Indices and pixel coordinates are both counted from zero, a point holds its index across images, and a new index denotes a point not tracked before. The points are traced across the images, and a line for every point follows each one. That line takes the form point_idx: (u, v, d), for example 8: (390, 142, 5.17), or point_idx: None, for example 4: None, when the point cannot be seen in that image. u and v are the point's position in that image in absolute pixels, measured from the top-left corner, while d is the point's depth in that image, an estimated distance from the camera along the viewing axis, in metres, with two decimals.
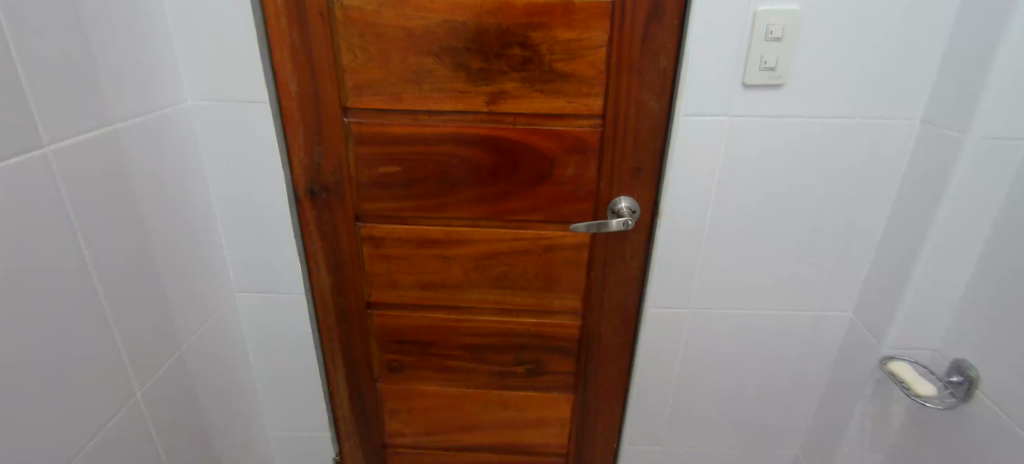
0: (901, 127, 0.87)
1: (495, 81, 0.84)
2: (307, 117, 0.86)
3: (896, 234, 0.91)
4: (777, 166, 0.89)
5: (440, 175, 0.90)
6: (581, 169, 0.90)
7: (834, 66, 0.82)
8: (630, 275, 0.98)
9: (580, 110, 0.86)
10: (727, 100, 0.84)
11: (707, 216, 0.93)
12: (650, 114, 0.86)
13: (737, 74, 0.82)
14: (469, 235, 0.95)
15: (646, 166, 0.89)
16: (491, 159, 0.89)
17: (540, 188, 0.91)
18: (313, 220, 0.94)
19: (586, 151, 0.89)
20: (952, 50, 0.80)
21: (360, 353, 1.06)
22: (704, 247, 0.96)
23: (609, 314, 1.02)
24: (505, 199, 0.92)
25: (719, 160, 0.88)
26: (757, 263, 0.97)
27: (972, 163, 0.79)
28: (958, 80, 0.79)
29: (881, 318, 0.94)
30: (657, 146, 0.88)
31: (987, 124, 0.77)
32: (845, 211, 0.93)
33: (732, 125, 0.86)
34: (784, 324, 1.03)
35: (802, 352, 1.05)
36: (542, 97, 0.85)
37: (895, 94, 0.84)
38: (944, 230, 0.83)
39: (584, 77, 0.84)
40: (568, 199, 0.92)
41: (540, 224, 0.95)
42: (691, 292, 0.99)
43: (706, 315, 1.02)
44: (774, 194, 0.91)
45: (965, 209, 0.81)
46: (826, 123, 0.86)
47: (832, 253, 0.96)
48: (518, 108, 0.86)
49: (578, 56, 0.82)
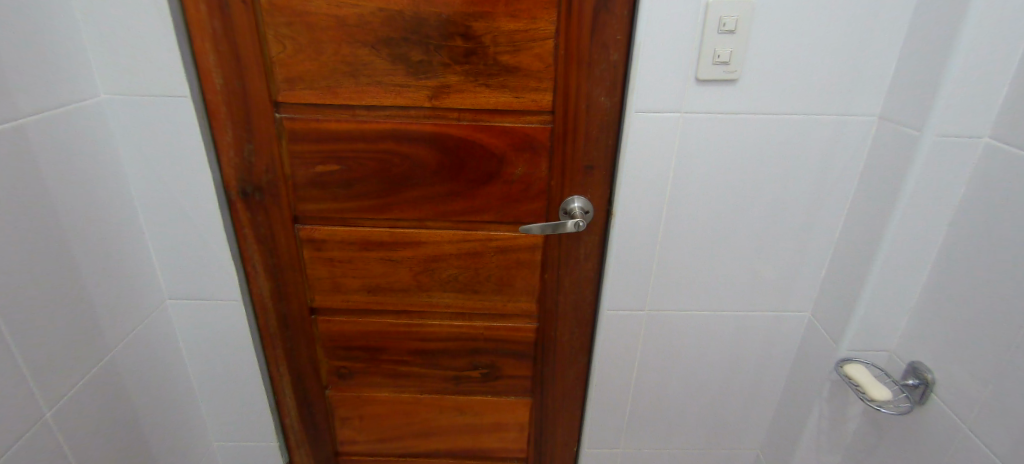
0: (858, 124, 0.84)
1: (436, 75, 0.79)
2: (235, 112, 0.80)
3: (852, 235, 0.89)
4: (733, 164, 0.86)
5: (382, 173, 0.85)
6: (531, 167, 0.86)
7: (789, 62, 0.79)
8: (586, 276, 0.95)
9: (528, 106, 0.82)
10: (681, 96, 0.80)
11: (662, 216, 0.89)
12: (600, 110, 0.82)
13: (690, 68, 0.78)
14: (416, 238, 0.90)
15: (598, 164, 0.86)
16: (437, 156, 0.84)
17: (489, 187, 0.87)
18: (247, 222, 0.88)
19: (536, 149, 0.85)
20: (910, 44, 0.77)
21: (307, 360, 1.01)
22: (660, 247, 0.93)
23: (566, 317, 0.99)
24: (453, 198, 0.88)
25: (673, 158, 0.85)
26: (715, 263, 0.95)
27: (930, 164, 0.76)
28: (914, 77, 0.76)
29: (839, 320, 0.92)
30: (610, 144, 0.84)
31: (944, 123, 0.74)
32: (803, 209, 0.90)
33: (686, 122, 0.82)
34: (743, 326, 1.01)
35: (762, 352, 1.03)
36: (487, 91, 0.80)
37: (852, 90, 0.81)
38: (903, 230, 0.81)
39: (530, 71, 0.79)
40: (519, 198, 0.88)
41: (491, 224, 0.91)
42: (648, 293, 0.96)
43: (664, 318, 0.99)
44: (731, 193, 0.88)
45: (923, 209, 0.79)
46: (783, 120, 0.83)
47: (790, 253, 0.94)
48: (462, 104, 0.81)
49: (523, 49, 0.78)
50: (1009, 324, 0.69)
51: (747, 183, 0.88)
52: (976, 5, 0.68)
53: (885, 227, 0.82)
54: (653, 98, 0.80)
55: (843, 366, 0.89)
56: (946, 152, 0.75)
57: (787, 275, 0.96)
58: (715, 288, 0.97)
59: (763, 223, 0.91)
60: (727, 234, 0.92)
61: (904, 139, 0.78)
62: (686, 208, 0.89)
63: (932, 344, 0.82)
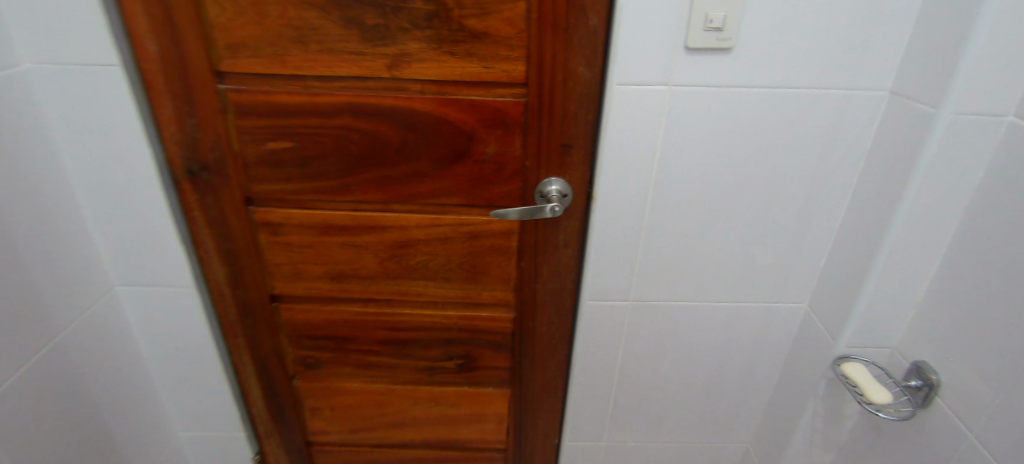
0: (866, 99, 0.75)
1: (394, 42, 0.71)
2: (174, 83, 0.73)
3: (855, 222, 0.81)
4: (726, 143, 0.78)
5: (340, 152, 0.78)
6: (504, 145, 0.78)
7: (791, 28, 0.70)
8: (565, 264, 0.88)
9: (499, 77, 0.73)
10: (669, 65, 0.72)
11: (648, 198, 0.83)
12: (579, 82, 0.73)
13: (679, 35, 0.70)
14: (381, 222, 0.84)
15: (577, 142, 0.78)
16: (399, 133, 0.77)
17: (458, 167, 0.80)
18: (196, 204, 0.81)
19: (508, 125, 0.77)
20: (929, 6, 0.68)
21: (271, 349, 0.96)
22: (645, 234, 0.86)
23: (544, 307, 0.92)
24: (419, 179, 0.80)
25: (659, 136, 0.77)
26: (704, 251, 0.88)
27: (947, 145, 0.68)
28: (932, 44, 0.67)
29: (837, 314, 0.85)
30: (590, 120, 0.76)
31: (964, 98, 0.65)
32: (802, 193, 0.83)
33: (674, 96, 0.74)
34: (734, 317, 0.94)
35: (755, 346, 0.97)
36: (452, 60, 0.72)
37: (862, 60, 0.73)
38: (912, 219, 0.73)
39: (499, 38, 0.71)
40: (491, 179, 0.81)
41: (461, 208, 0.83)
42: (632, 282, 0.90)
43: (649, 307, 0.92)
44: (723, 175, 0.81)
45: (936, 195, 0.71)
46: (781, 94, 0.75)
47: (786, 240, 0.87)
48: (425, 74, 0.73)
49: (491, 13, 0.69)
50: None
51: (741, 164, 0.80)
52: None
53: (892, 215, 0.74)
54: (636, 68, 0.72)
55: (840, 363, 0.82)
56: (966, 132, 0.67)
57: (783, 265, 0.89)
58: (705, 277, 0.90)
59: (758, 208, 0.84)
60: (718, 220, 0.85)
61: (917, 116, 0.69)
62: (673, 191, 0.82)
63: (938, 342, 0.75)
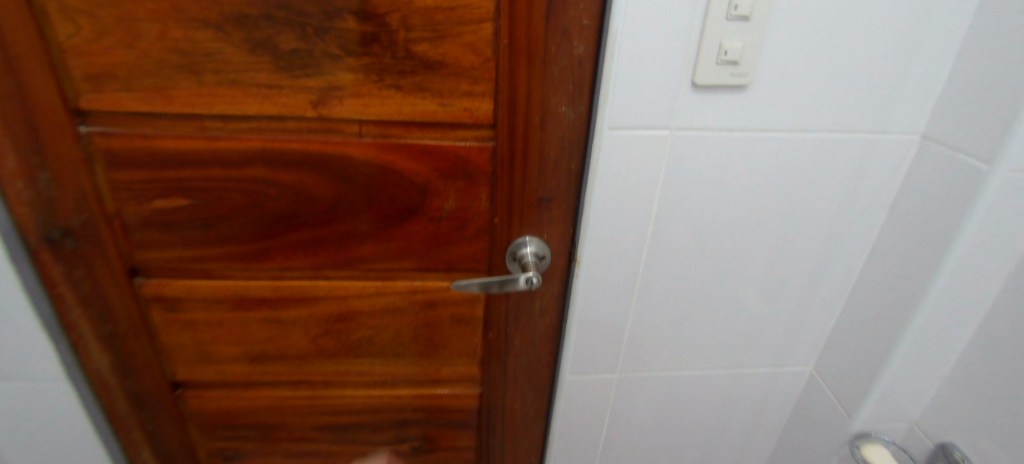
0: (896, 145, 0.64)
1: (319, 71, 0.54)
2: (12, 124, 0.53)
3: (875, 283, 0.70)
4: (735, 195, 0.65)
5: (255, 210, 0.60)
6: (467, 200, 0.63)
7: (816, 62, 0.58)
8: (542, 335, 0.73)
9: (460, 117, 0.58)
10: (672, 106, 0.58)
11: (642, 260, 0.68)
12: (560, 124, 0.58)
13: (686, 69, 0.56)
14: (311, 294, 0.67)
15: (556, 196, 0.63)
16: (331, 187, 0.60)
17: (408, 226, 0.64)
18: (61, 278, 0.61)
19: (471, 175, 0.61)
20: (975, 40, 0.57)
21: (176, 444, 0.76)
22: (637, 299, 0.72)
23: (518, 383, 0.77)
24: (358, 242, 0.64)
25: (658, 188, 0.63)
26: (704, 315, 0.75)
27: (997, 205, 0.57)
28: (980, 86, 0.56)
29: (855, 386, 0.74)
30: (574, 169, 0.61)
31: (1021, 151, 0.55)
32: (817, 249, 0.71)
33: (676, 142, 0.60)
34: (732, 385, 0.82)
35: (753, 413, 0.85)
36: (399, 96, 0.56)
37: (893, 99, 0.61)
38: (949, 286, 0.63)
39: (459, 69, 0.55)
40: (451, 240, 0.65)
41: (414, 273, 0.67)
42: (621, 353, 0.76)
43: (639, 379, 0.79)
44: (730, 232, 0.68)
45: (977, 260, 0.61)
46: (801, 139, 0.62)
47: (796, 301, 0.75)
48: (362, 113, 0.56)
49: (448, 37, 0.53)
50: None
51: (749, 220, 0.67)
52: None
53: (927, 282, 0.63)
54: (632, 109, 0.57)
55: (860, 447, 0.72)
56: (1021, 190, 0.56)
57: (790, 327, 0.78)
58: (705, 344, 0.77)
59: (766, 267, 0.71)
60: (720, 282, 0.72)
61: (960, 169, 0.58)
62: (672, 250, 0.68)
63: (972, 424, 0.66)
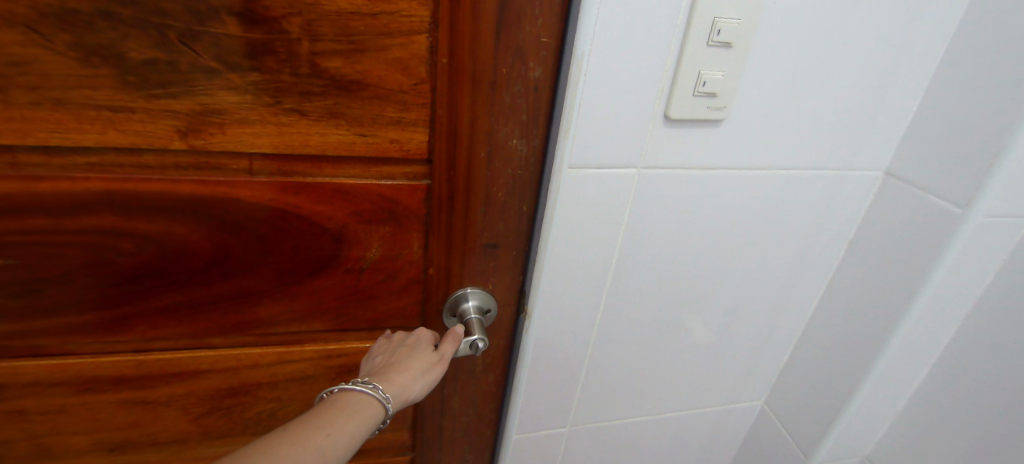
0: (860, 183, 0.60)
1: (189, 90, 0.39)
2: None
3: (833, 323, 0.67)
4: (699, 234, 0.59)
5: (104, 269, 0.45)
6: (394, 249, 0.51)
7: (793, 94, 0.52)
8: (484, 394, 0.63)
9: (385, 150, 0.45)
10: (639, 141, 0.50)
11: (599, 308, 0.60)
12: (510, 161, 0.47)
13: (657, 99, 0.48)
14: (193, 365, 0.52)
15: (504, 242, 0.52)
16: (212, 239, 0.46)
17: (317, 281, 0.51)
18: None
19: (400, 220, 0.49)
20: (950, 75, 0.52)
21: None
22: (592, 348, 0.64)
23: (456, 446, 0.67)
24: (253, 302, 0.50)
25: (620, 230, 0.55)
26: (661, 360, 0.68)
27: (969, 251, 0.54)
28: (960, 124, 0.51)
29: (812, 428, 0.70)
30: (526, 212, 0.51)
31: (997, 199, 0.51)
32: (775, 289, 0.66)
33: (643, 180, 0.52)
34: (686, 424, 0.77)
35: (703, 448, 0.82)
36: (303, 124, 0.43)
37: (864, 135, 0.56)
38: (914, 331, 0.60)
39: (383, 92, 0.43)
40: (375, 295, 0.53)
41: (328, 334, 0.55)
42: (573, 404, 0.68)
43: (590, 428, 0.72)
44: (692, 273, 0.62)
45: (942, 304, 0.58)
46: (771, 176, 0.57)
47: (752, 340, 0.71)
48: (253, 145, 0.43)
49: (367, 50, 0.41)
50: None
51: (711, 261, 0.61)
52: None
53: (892, 329, 0.60)
54: (594, 143, 0.49)
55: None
56: (991, 235, 0.53)
57: (745, 365, 0.73)
58: (660, 387, 0.71)
59: (725, 307, 0.66)
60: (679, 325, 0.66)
61: (932, 213, 0.54)
62: (631, 295, 0.61)
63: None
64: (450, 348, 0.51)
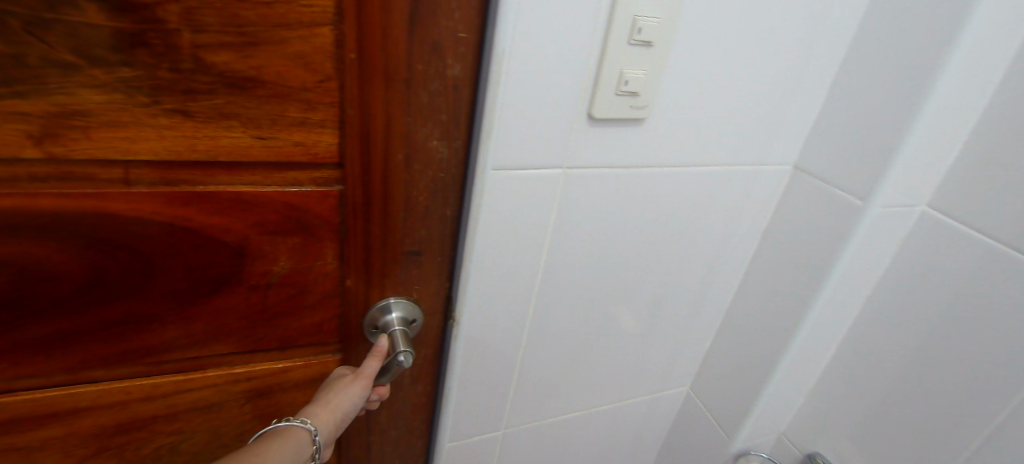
0: (770, 176, 0.62)
1: (38, 88, 0.33)
2: None
3: (747, 309, 0.70)
4: (625, 232, 0.59)
5: None
6: (306, 261, 0.47)
7: (711, 92, 0.52)
8: (414, 405, 0.61)
9: (289, 155, 0.41)
10: (564, 141, 0.48)
11: (529, 309, 0.59)
12: (431, 164, 0.45)
13: (581, 98, 0.46)
14: (68, 405, 0.45)
15: (429, 249, 0.49)
16: (83, 260, 0.39)
17: (217, 300, 0.45)
18: None
19: (310, 231, 0.45)
20: (850, 75, 0.55)
21: None
22: (523, 351, 0.63)
23: (386, 461, 0.64)
24: (141, 328, 0.44)
25: (547, 231, 0.54)
26: (592, 356, 0.69)
27: (867, 239, 0.58)
28: (858, 122, 0.55)
29: (733, 410, 0.74)
30: (450, 216, 0.48)
31: (891, 191, 0.55)
32: (697, 281, 0.68)
33: (568, 180, 0.51)
34: (617, 416, 0.78)
35: (635, 436, 0.84)
36: (188, 126, 0.37)
37: (775, 131, 0.59)
38: (821, 315, 0.64)
39: (284, 89, 0.38)
40: (287, 311, 0.49)
41: (235, 357, 0.50)
42: (506, 407, 0.67)
43: (524, 429, 0.71)
44: (619, 270, 0.62)
45: (845, 289, 0.62)
46: (691, 173, 0.57)
47: (677, 331, 0.72)
48: (126, 150, 0.37)
49: (263, 43, 0.36)
50: (951, 445, 0.57)
51: (640, 257, 0.62)
52: (962, 38, 0.47)
53: (801, 315, 0.63)
54: (518, 143, 0.46)
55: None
56: (886, 223, 0.58)
57: (671, 355, 0.75)
58: (592, 383, 0.72)
59: (652, 302, 0.67)
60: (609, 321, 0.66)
61: (837, 205, 0.58)
62: (561, 295, 0.60)
63: (837, 436, 0.70)
64: (369, 366, 0.50)
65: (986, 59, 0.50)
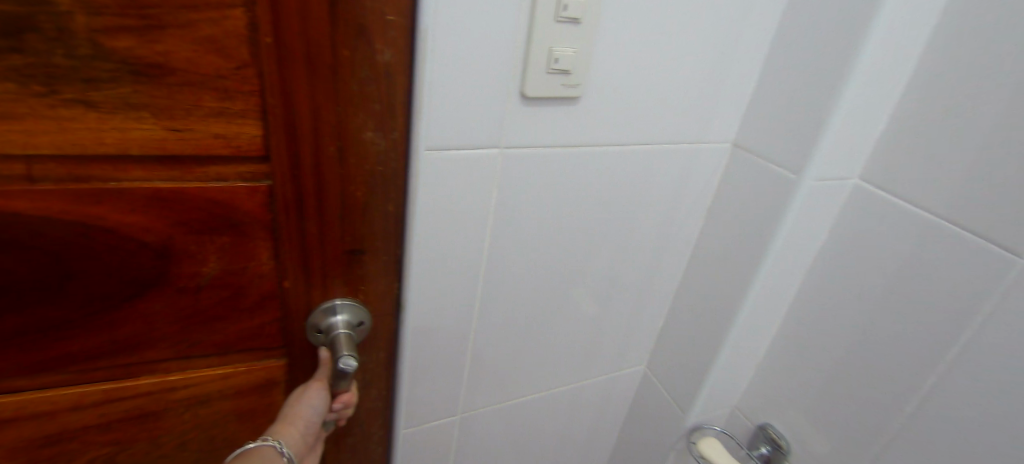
0: (711, 154, 0.64)
1: None
2: None
3: (698, 286, 0.72)
4: (569, 212, 0.60)
5: None
6: (239, 261, 0.44)
7: (647, 70, 0.54)
8: (370, 412, 0.58)
9: (209, 149, 0.38)
10: (499, 121, 0.49)
11: (477, 292, 0.60)
12: (367, 157, 0.42)
13: (513, 77, 0.47)
14: None
15: (373, 246, 0.47)
16: None
17: (143, 303, 0.43)
18: None
19: (241, 230, 0.42)
20: (780, 51, 0.58)
21: None
22: (474, 333, 0.63)
23: None
24: (61, 334, 0.42)
25: (488, 212, 0.54)
26: (545, 337, 0.70)
27: (802, 210, 0.60)
28: (790, 96, 0.57)
29: (684, 383, 0.76)
30: (393, 212, 0.46)
31: (824, 164, 0.58)
32: (647, 260, 0.70)
33: (506, 161, 0.52)
34: (576, 395, 0.80)
35: (596, 415, 0.86)
36: (91, 118, 0.35)
37: (712, 108, 0.60)
38: (765, 288, 0.66)
39: (195, 77, 0.36)
40: (222, 314, 0.46)
41: (170, 364, 0.47)
42: (462, 391, 0.68)
43: (481, 412, 0.72)
44: (567, 250, 0.63)
45: (785, 261, 0.64)
46: (633, 152, 0.59)
47: (630, 309, 0.74)
48: (22, 145, 0.34)
49: (169, 27, 0.34)
50: (893, 401, 0.60)
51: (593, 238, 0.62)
52: (882, 12, 0.50)
53: (747, 289, 0.65)
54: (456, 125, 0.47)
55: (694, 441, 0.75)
56: (819, 195, 0.60)
57: (626, 333, 0.77)
58: (548, 363, 0.73)
59: (603, 281, 0.69)
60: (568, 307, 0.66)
61: (772, 179, 0.60)
62: (509, 276, 0.61)
63: (781, 401, 0.74)
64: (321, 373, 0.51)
65: (907, 33, 0.52)
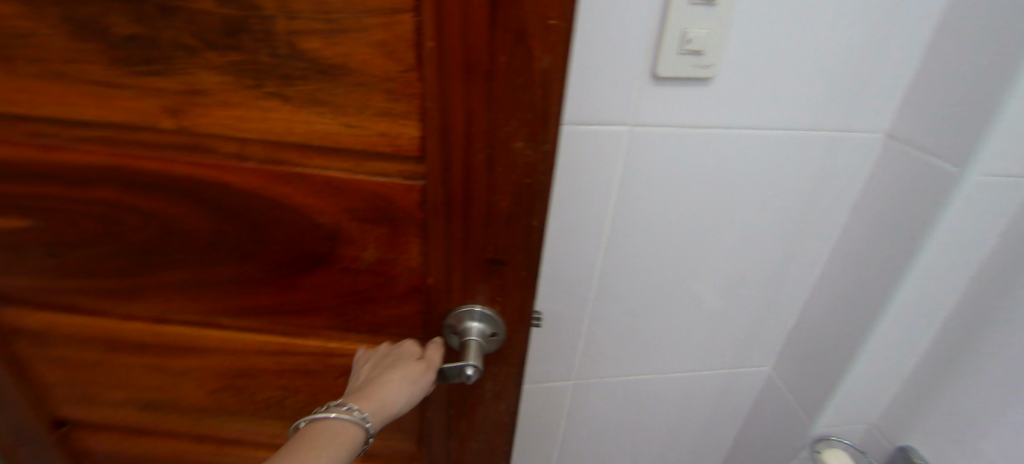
0: (860, 144, 0.60)
1: (170, 68, 0.37)
2: None
3: (863, 295, 0.63)
4: (693, 191, 0.61)
5: (116, 240, 0.46)
6: (392, 252, 0.45)
7: (787, 54, 0.54)
8: (497, 423, 0.56)
9: (375, 145, 0.40)
10: (632, 100, 0.54)
11: (598, 258, 0.64)
12: (518, 165, 0.39)
13: (646, 58, 0.52)
14: (201, 342, 0.53)
15: (515, 260, 0.44)
16: (208, 222, 0.44)
17: (312, 276, 0.47)
18: None
19: (396, 223, 0.44)
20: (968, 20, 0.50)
21: None
22: (592, 299, 0.67)
23: None
24: (251, 289, 0.49)
25: (613, 181, 0.58)
26: (665, 315, 0.71)
27: (967, 205, 0.53)
28: (956, 78, 0.52)
29: (813, 388, 0.72)
30: (540, 226, 0.42)
31: (994, 158, 0.51)
32: (778, 251, 0.67)
33: (634, 135, 0.56)
34: (691, 381, 0.79)
35: (712, 408, 0.83)
36: (285, 110, 0.39)
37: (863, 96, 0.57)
38: (915, 289, 0.60)
39: (367, 78, 0.37)
40: (373, 299, 0.49)
41: (329, 333, 0.52)
42: (579, 355, 0.72)
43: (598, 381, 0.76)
44: (693, 228, 0.64)
45: (942, 261, 0.58)
46: (768, 136, 0.58)
47: (754, 302, 0.72)
48: (235, 129, 0.40)
49: (349, 29, 0.35)
50: None
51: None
52: None
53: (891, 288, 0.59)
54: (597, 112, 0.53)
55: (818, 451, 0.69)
56: (990, 189, 0.53)
57: (750, 325, 0.74)
58: (664, 343, 0.74)
59: (728, 266, 0.68)
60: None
61: (928, 173, 0.54)
62: (633, 246, 0.64)
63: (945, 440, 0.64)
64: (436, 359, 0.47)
65: None
